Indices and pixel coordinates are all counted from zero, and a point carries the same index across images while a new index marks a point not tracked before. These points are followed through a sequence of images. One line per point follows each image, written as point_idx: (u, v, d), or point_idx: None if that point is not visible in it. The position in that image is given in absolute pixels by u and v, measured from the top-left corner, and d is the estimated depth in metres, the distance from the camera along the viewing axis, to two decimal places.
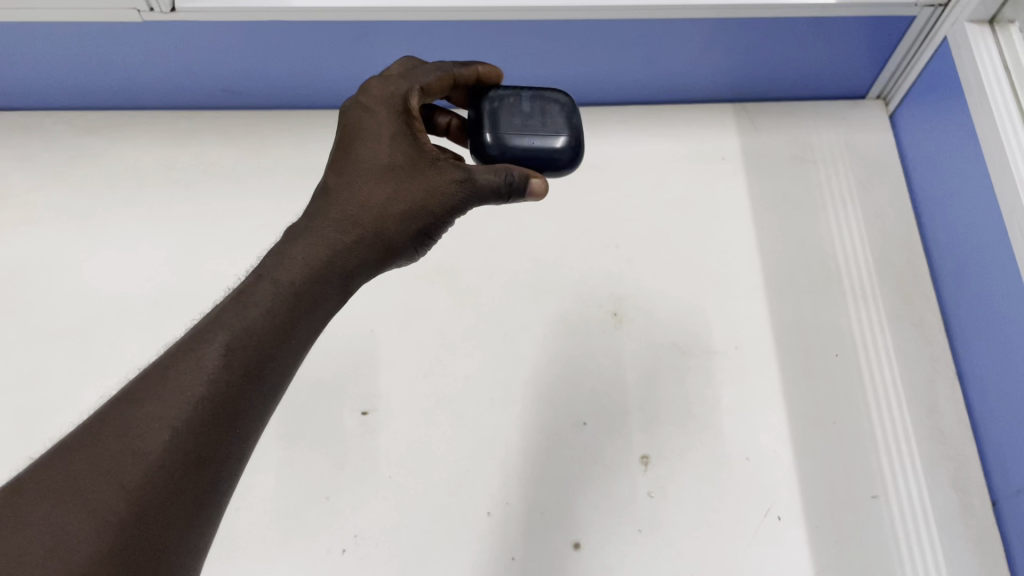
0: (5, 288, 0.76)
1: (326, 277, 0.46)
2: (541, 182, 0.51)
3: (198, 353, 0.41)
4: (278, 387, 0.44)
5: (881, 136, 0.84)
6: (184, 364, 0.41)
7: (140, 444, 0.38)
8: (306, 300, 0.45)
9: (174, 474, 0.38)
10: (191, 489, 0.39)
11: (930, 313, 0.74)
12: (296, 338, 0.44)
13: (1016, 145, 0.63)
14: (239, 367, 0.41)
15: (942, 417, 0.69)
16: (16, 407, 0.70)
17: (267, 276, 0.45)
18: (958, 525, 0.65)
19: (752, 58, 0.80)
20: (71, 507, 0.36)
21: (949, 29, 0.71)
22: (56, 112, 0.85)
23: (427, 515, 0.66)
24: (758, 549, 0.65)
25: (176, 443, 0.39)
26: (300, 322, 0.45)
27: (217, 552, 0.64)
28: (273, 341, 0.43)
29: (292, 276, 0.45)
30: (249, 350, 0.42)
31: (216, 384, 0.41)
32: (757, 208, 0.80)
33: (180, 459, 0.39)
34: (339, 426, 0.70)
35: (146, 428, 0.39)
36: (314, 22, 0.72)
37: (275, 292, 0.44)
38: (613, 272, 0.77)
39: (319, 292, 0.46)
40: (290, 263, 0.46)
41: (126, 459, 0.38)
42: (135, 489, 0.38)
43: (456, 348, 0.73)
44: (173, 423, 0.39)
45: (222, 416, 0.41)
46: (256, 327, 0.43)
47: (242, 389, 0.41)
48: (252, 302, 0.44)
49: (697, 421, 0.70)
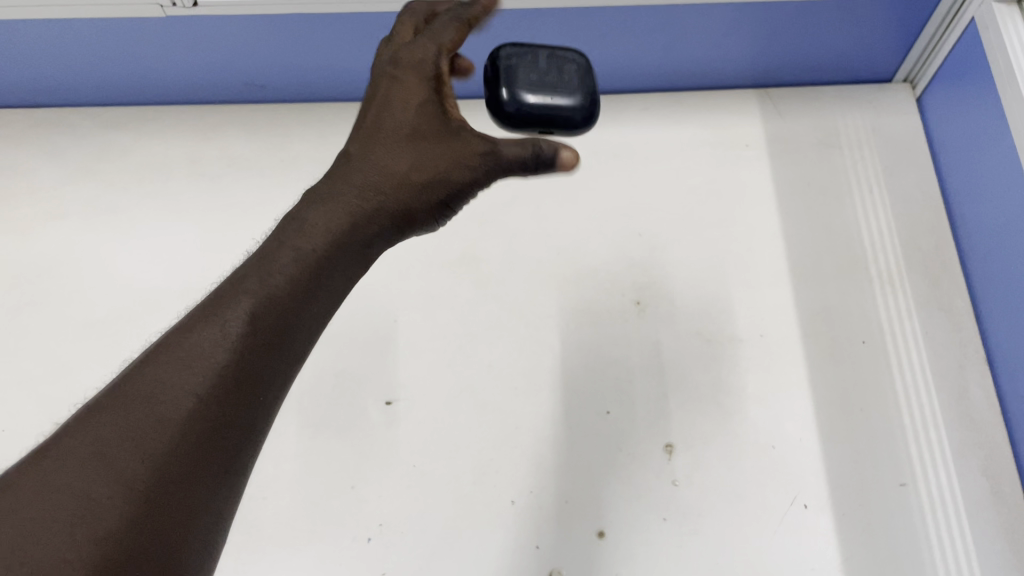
0: (34, 282, 0.77)
1: (350, 243, 0.47)
2: (571, 155, 0.49)
3: (222, 320, 0.41)
4: (299, 356, 0.44)
5: (909, 119, 0.82)
6: (208, 332, 0.41)
7: (164, 411, 0.39)
8: (328, 269, 0.45)
9: (198, 441, 0.39)
10: (215, 455, 0.39)
11: (960, 298, 0.73)
12: (319, 307, 0.45)
13: (1016, 39, 0.64)
14: (263, 333, 0.42)
15: (971, 404, 0.68)
16: (47, 396, 0.71)
17: (290, 243, 0.45)
18: (989, 515, 0.64)
19: (774, 44, 0.79)
20: (98, 473, 0.37)
21: (977, 9, 0.69)
22: (84, 108, 0.87)
23: (452, 503, 0.66)
24: (785, 538, 0.64)
25: (200, 411, 0.39)
26: (320, 291, 0.45)
27: (247, 540, 0.65)
28: (296, 310, 0.43)
29: (314, 246, 0.45)
30: (271, 318, 0.42)
31: (239, 353, 0.41)
32: (781, 195, 0.79)
33: (205, 424, 0.39)
34: (362, 415, 0.70)
35: (170, 396, 0.39)
36: (337, 14, 0.73)
37: (296, 259, 0.44)
38: (636, 260, 0.77)
39: (340, 261, 0.46)
40: (311, 231, 0.46)
41: (152, 426, 0.38)
42: (159, 456, 0.38)
43: (480, 337, 0.73)
44: (198, 391, 0.40)
45: (245, 383, 0.41)
46: (280, 296, 0.43)
47: (266, 358, 0.42)
48: (276, 270, 0.44)
49: (721, 408, 0.69)
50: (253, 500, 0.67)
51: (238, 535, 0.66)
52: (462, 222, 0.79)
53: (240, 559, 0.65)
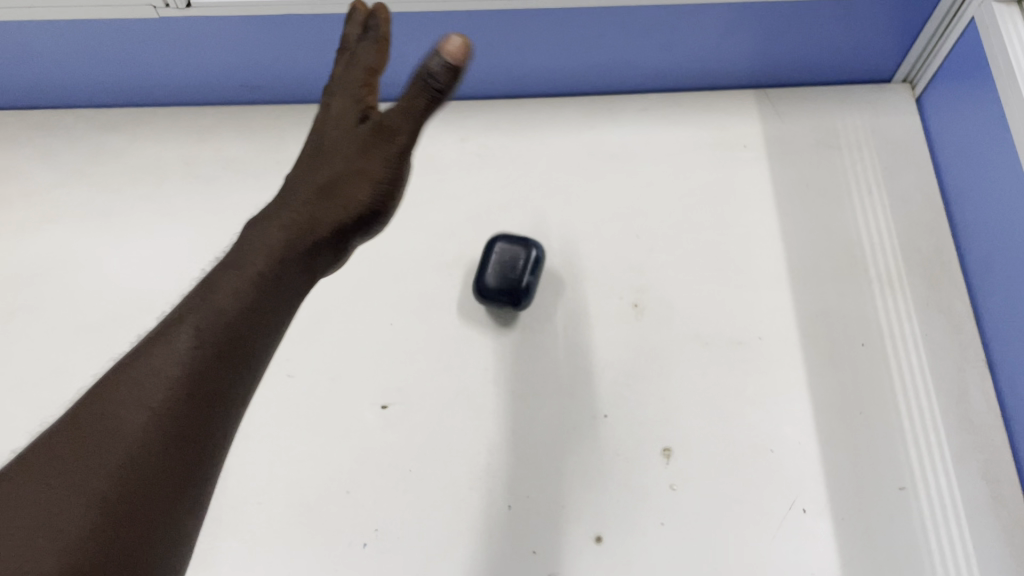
0: (27, 285, 0.77)
1: (295, 253, 0.46)
2: (455, 43, 0.45)
3: (171, 337, 0.41)
4: (255, 368, 0.43)
5: (908, 120, 0.82)
6: (159, 349, 0.41)
7: (120, 429, 0.38)
8: (278, 281, 0.45)
9: (156, 455, 0.38)
10: (176, 469, 0.39)
11: (959, 300, 0.73)
12: (271, 317, 0.44)
13: (1017, 39, 0.63)
14: (213, 346, 0.42)
15: (971, 407, 0.68)
16: (40, 401, 0.71)
17: (239, 259, 0.45)
18: (988, 519, 0.64)
19: (772, 44, 0.78)
20: (57, 494, 0.36)
21: (977, 9, 0.68)
22: (77, 110, 0.86)
23: (448, 508, 0.66)
24: (784, 543, 0.64)
25: (155, 425, 0.39)
26: (272, 302, 0.44)
27: (242, 545, 0.65)
28: (246, 320, 0.43)
29: (261, 259, 0.45)
30: (220, 331, 0.42)
31: (190, 367, 0.41)
32: (779, 196, 0.79)
33: (158, 441, 0.39)
34: (358, 419, 0.70)
35: (125, 413, 0.39)
36: (331, 14, 0.72)
37: (246, 273, 0.44)
38: (634, 263, 0.76)
39: (290, 272, 0.46)
40: (259, 247, 0.45)
41: (108, 450, 0.38)
42: (118, 473, 0.37)
43: (476, 341, 0.73)
44: (152, 405, 0.39)
45: (200, 396, 0.41)
46: (227, 309, 0.43)
47: (218, 369, 0.41)
48: (221, 285, 0.43)
49: (719, 412, 0.69)
50: (248, 506, 0.66)
51: (233, 541, 0.65)
52: (458, 224, 0.79)
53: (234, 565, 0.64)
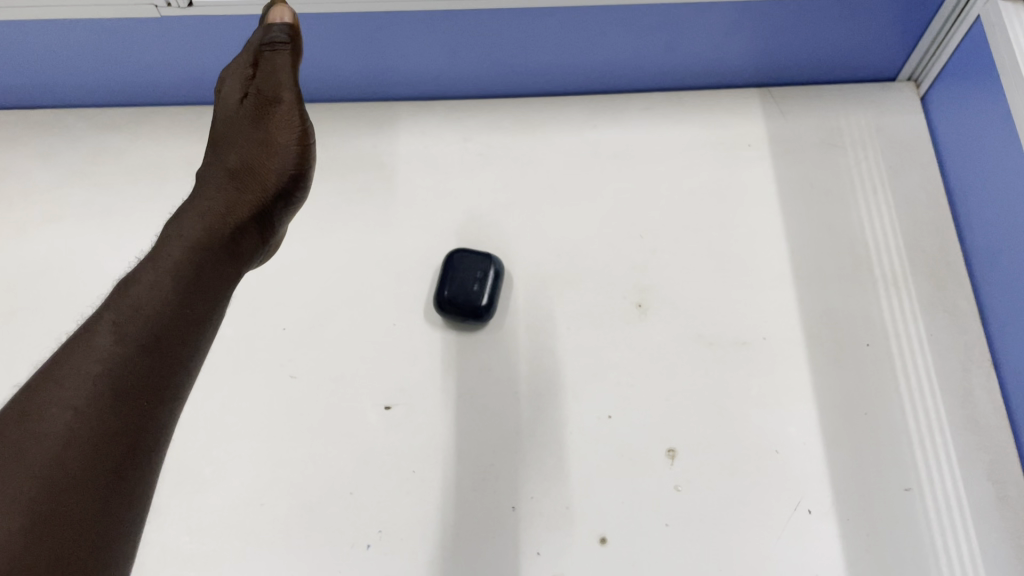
0: (29, 285, 0.77)
1: (202, 259, 0.55)
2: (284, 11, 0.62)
3: (90, 343, 0.49)
4: (178, 358, 0.51)
5: (913, 119, 0.81)
6: (80, 354, 0.49)
7: (50, 422, 0.46)
8: (187, 286, 0.53)
9: (84, 443, 0.46)
10: (103, 454, 0.46)
11: (965, 300, 0.72)
12: (187, 313, 0.52)
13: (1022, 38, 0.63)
14: (131, 344, 0.49)
15: (977, 407, 0.68)
16: None
17: (141, 275, 0.52)
18: (994, 520, 0.64)
19: (776, 43, 0.78)
20: (5, 481, 0.44)
21: (982, 8, 0.68)
22: (78, 109, 0.86)
23: (452, 508, 0.66)
24: (789, 544, 0.63)
25: (80, 417, 0.46)
26: (188, 303, 0.52)
27: (245, 546, 0.65)
28: (159, 319, 0.51)
29: (167, 270, 0.53)
30: (132, 331, 0.50)
31: (108, 364, 0.48)
32: (783, 196, 0.78)
33: (85, 432, 0.46)
34: (361, 420, 0.69)
35: (52, 410, 0.47)
36: (332, 14, 0.72)
37: (152, 285, 0.52)
38: (637, 263, 0.76)
39: (194, 278, 0.54)
40: (163, 261, 0.53)
41: (38, 436, 0.46)
42: (56, 459, 0.45)
43: (478, 341, 0.72)
44: (77, 401, 0.47)
45: (123, 387, 0.48)
46: (140, 313, 0.50)
47: (137, 363, 0.49)
48: (130, 296, 0.51)
49: (723, 412, 0.68)
50: (252, 507, 0.66)
51: (237, 542, 0.65)
52: (461, 224, 0.78)
53: (238, 566, 0.64)
